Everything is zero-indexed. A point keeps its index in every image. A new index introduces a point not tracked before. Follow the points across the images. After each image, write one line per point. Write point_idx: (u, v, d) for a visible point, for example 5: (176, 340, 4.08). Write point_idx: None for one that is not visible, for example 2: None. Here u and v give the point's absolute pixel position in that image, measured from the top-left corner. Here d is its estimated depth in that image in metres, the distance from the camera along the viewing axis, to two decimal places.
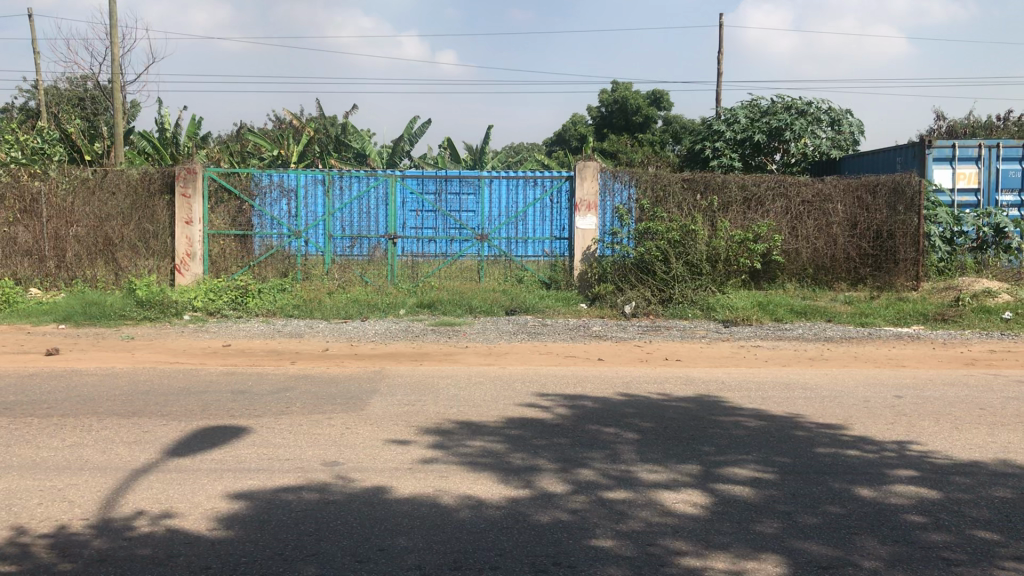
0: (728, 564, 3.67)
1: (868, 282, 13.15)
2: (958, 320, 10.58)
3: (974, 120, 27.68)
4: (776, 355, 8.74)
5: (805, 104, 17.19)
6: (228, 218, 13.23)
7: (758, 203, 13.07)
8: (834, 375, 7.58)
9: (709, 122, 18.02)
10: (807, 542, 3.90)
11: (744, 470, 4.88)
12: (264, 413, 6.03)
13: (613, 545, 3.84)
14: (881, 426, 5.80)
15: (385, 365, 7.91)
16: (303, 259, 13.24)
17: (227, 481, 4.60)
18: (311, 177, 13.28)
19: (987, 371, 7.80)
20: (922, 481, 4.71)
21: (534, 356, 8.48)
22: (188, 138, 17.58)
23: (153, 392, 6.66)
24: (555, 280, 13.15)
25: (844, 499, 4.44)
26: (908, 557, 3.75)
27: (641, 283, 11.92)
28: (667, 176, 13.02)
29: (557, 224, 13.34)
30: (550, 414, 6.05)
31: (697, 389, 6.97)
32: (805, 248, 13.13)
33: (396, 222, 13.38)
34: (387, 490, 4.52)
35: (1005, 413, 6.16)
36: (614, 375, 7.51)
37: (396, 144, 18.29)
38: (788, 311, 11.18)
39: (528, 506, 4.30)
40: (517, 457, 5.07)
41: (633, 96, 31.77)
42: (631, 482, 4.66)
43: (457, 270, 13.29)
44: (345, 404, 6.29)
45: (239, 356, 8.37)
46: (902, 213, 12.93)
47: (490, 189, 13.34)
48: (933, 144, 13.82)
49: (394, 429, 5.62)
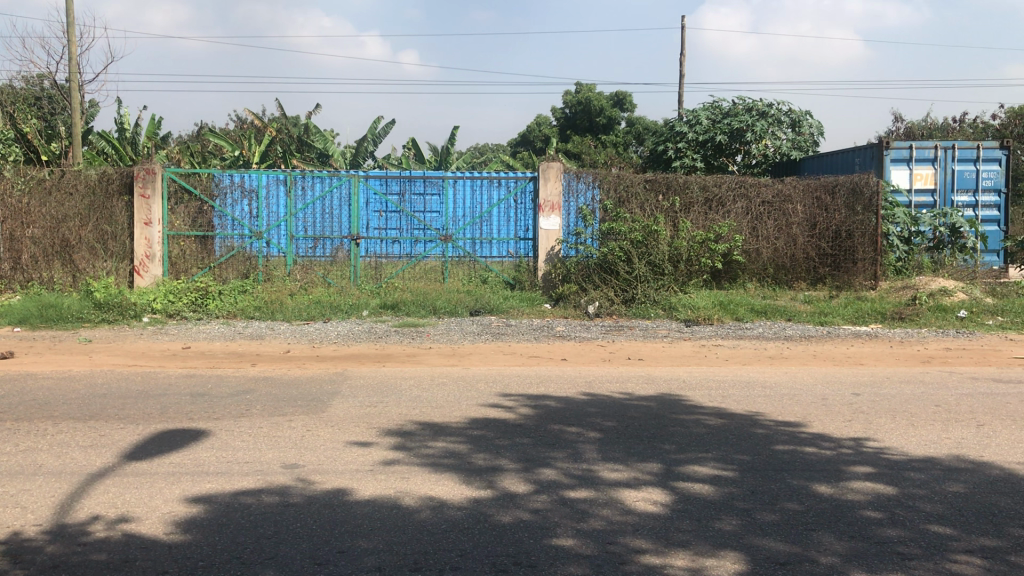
0: (688, 562, 3.70)
1: (827, 282, 13.31)
2: (915, 318, 10.75)
3: (930, 122, 28.34)
4: (736, 353, 8.83)
5: (765, 105, 17.36)
6: (189, 219, 13.07)
7: (719, 203, 13.17)
8: (793, 373, 7.66)
9: (671, 123, 18.15)
10: (766, 539, 3.94)
11: (704, 468, 4.91)
12: (224, 415, 5.97)
13: (574, 544, 3.86)
14: (838, 423, 5.87)
15: (347, 366, 7.87)
16: (264, 260, 13.15)
17: (185, 484, 4.56)
18: (272, 177, 13.15)
19: (942, 368, 7.96)
20: (877, 477, 4.78)
21: (497, 356, 8.49)
22: (148, 138, 17.33)
23: (109, 396, 6.55)
24: (518, 280, 13.13)
25: (802, 496, 4.49)
26: (864, 552, 3.80)
27: (604, 283, 11.99)
28: (631, 177, 13.07)
29: (521, 226, 13.30)
30: (513, 415, 6.05)
31: (659, 388, 7.01)
32: (765, 248, 13.25)
33: (359, 223, 13.29)
34: (347, 492, 4.49)
35: (958, 410, 6.28)
36: (576, 375, 7.51)
37: (359, 145, 18.23)
38: (749, 310, 11.29)
39: (490, 506, 4.30)
40: (479, 458, 5.07)
41: (596, 97, 31.89)
42: (592, 482, 4.68)
43: (421, 271, 13.24)
44: (306, 406, 6.26)
45: (197, 358, 8.30)
46: (860, 213, 13.15)
47: (455, 190, 13.33)
48: (890, 146, 14.03)
49: (355, 431, 5.59)
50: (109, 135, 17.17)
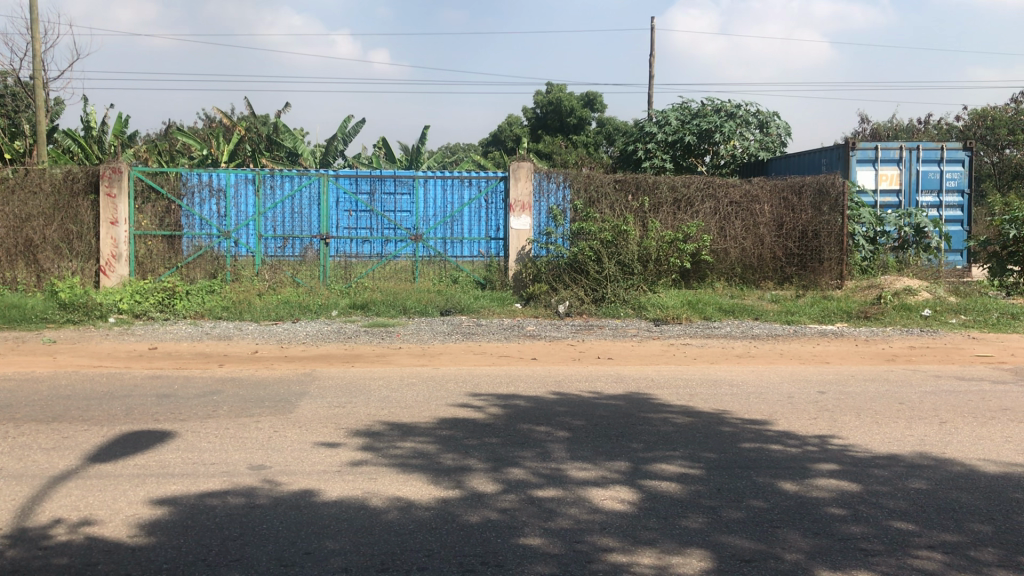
0: (654, 560, 3.72)
1: (794, 281, 13.44)
2: (880, 317, 10.88)
3: (895, 124, 28.69)
4: (704, 352, 8.89)
5: (733, 107, 17.51)
6: (156, 218, 12.93)
7: (688, 203, 13.26)
8: (760, 372, 7.73)
9: (641, 124, 18.26)
10: (732, 536, 3.98)
11: (671, 466, 4.95)
12: (190, 416, 5.92)
13: (541, 543, 3.87)
14: (804, 421, 5.93)
15: (316, 367, 7.83)
16: (233, 260, 13.06)
17: (150, 486, 4.51)
18: (240, 177, 13.08)
19: (905, 366, 8.07)
20: (842, 474, 4.84)
21: (467, 356, 8.48)
22: (114, 136, 17.13)
23: (73, 397, 6.47)
24: (489, 280, 13.18)
25: (768, 493, 4.53)
26: (827, 549, 3.85)
27: (575, 283, 12.02)
28: (600, 177, 13.11)
29: (492, 225, 13.41)
30: (482, 414, 6.05)
31: (627, 387, 7.05)
32: (733, 247, 13.35)
33: (328, 223, 13.22)
34: (314, 493, 4.47)
35: (921, 407, 6.37)
36: (545, 375, 7.53)
37: (329, 144, 18.14)
38: (717, 309, 11.34)
39: (457, 506, 4.30)
40: (448, 458, 5.06)
41: (567, 97, 31.94)
42: (560, 481, 4.69)
43: (391, 270, 13.19)
44: (274, 407, 6.22)
45: (164, 359, 8.21)
46: (826, 213, 13.28)
47: (425, 189, 13.30)
48: (856, 147, 14.19)
49: (323, 432, 5.56)
50: (74, 134, 16.95)
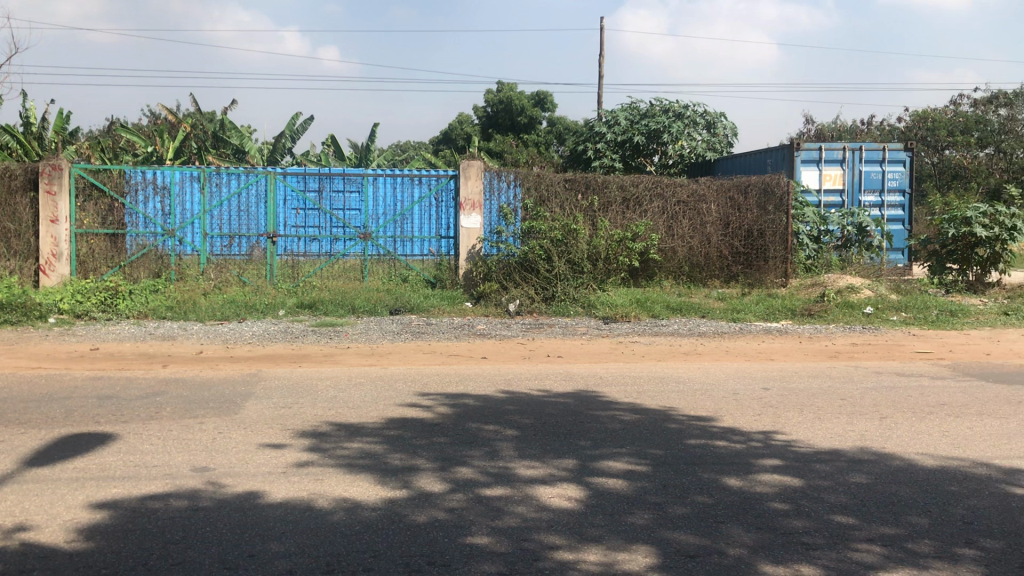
0: (600, 557, 3.74)
1: (740, 279, 13.61)
2: (823, 314, 11.09)
3: (839, 125, 29.22)
4: (652, 349, 8.97)
5: (681, 107, 17.70)
6: (98, 217, 12.72)
7: (636, 203, 13.35)
8: (706, 369, 7.82)
9: (590, 123, 18.39)
10: (677, 532, 4.02)
11: (618, 463, 4.98)
12: (132, 418, 5.81)
13: (488, 542, 3.87)
14: (749, 417, 6.02)
15: (262, 367, 7.73)
16: (178, 259, 12.83)
17: (89, 490, 4.42)
18: (185, 174, 12.85)
19: (847, 363, 8.22)
20: (785, 469, 4.92)
21: (416, 355, 8.45)
22: (55, 132, 16.74)
23: (10, 400, 6.30)
24: (440, 279, 13.18)
25: (712, 489, 4.58)
26: (770, 543, 3.91)
27: (525, 282, 12.03)
28: (550, 177, 13.14)
29: (442, 224, 13.36)
30: (430, 414, 6.03)
31: (576, 385, 7.08)
32: (680, 246, 13.49)
33: (276, 221, 13.08)
34: (259, 495, 4.42)
35: (862, 402, 6.51)
36: (495, 373, 7.53)
37: (276, 141, 17.95)
38: (664, 307, 11.46)
39: (404, 506, 4.29)
40: (395, 458, 5.04)
41: (518, 97, 31.98)
42: (508, 479, 4.70)
43: (339, 269, 13.10)
44: (218, 408, 6.13)
45: (105, 360, 8.04)
46: (771, 212, 13.48)
47: (375, 188, 13.19)
48: (800, 147, 14.46)
49: (268, 433, 5.50)
50: (13, 129, 16.51)
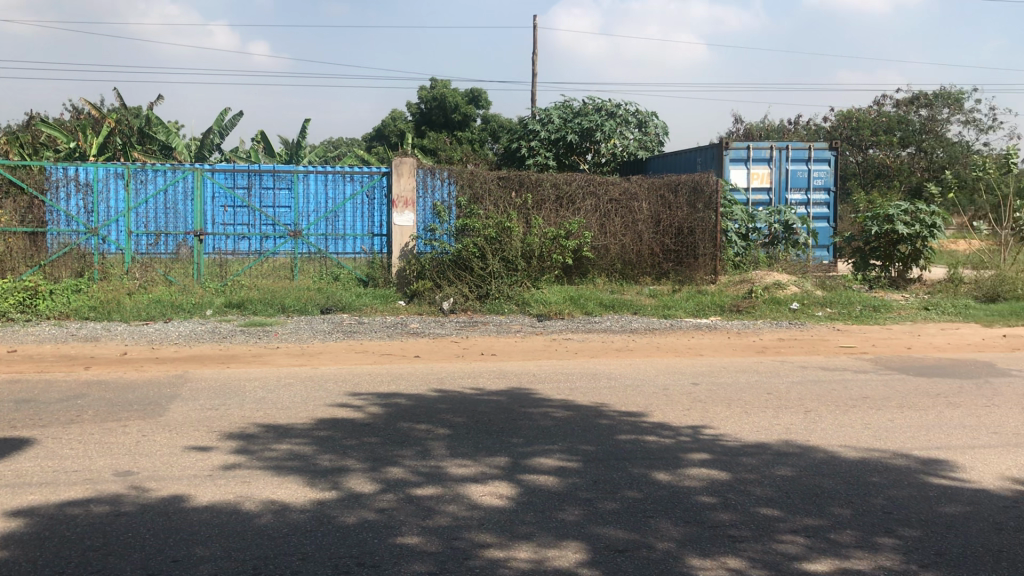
0: (531, 553, 3.76)
1: (671, 276, 13.76)
2: (752, 310, 11.31)
3: (768, 125, 29.81)
4: (584, 346, 9.03)
5: (613, 106, 17.87)
6: (17, 214, 12.31)
7: (569, 201, 13.42)
8: (637, 365, 7.91)
9: (524, 121, 18.36)
10: (606, 527, 4.05)
11: (550, 459, 5.00)
12: (50, 422, 5.63)
13: (418, 542, 3.85)
14: (678, 412, 6.10)
15: (189, 368, 7.57)
16: (100, 258, 12.39)
17: (3, 497, 4.27)
18: (109, 171, 12.56)
19: (774, 357, 8.40)
20: (713, 463, 5.00)
21: (348, 355, 8.37)
22: None
23: None
24: (372, 277, 12.99)
25: (642, 484, 4.63)
26: (697, 536, 3.97)
27: (459, 279, 11.97)
28: (483, 174, 13.12)
29: (375, 222, 13.23)
30: (361, 414, 5.98)
31: (508, 382, 7.10)
32: (613, 244, 13.60)
33: (203, 218, 12.89)
34: (184, 499, 4.33)
35: (788, 396, 6.65)
36: (427, 372, 7.50)
37: (205, 137, 17.60)
38: (597, 304, 11.54)
39: (334, 507, 4.24)
40: (325, 459, 4.98)
41: (451, 96, 31.71)
42: (439, 478, 4.68)
43: (270, 267, 12.89)
44: (142, 410, 5.99)
45: (23, 363, 7.77)
46: (700, 210, 13.70)
47: (305, 184, 13.09)
48: (729, 147, 14.72)
49: (194, 435, 5.39)
50: None
